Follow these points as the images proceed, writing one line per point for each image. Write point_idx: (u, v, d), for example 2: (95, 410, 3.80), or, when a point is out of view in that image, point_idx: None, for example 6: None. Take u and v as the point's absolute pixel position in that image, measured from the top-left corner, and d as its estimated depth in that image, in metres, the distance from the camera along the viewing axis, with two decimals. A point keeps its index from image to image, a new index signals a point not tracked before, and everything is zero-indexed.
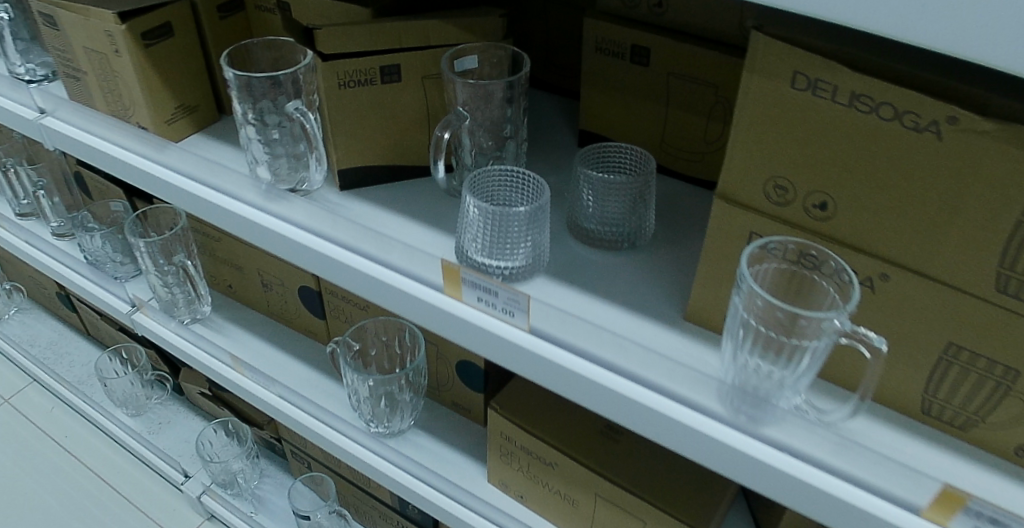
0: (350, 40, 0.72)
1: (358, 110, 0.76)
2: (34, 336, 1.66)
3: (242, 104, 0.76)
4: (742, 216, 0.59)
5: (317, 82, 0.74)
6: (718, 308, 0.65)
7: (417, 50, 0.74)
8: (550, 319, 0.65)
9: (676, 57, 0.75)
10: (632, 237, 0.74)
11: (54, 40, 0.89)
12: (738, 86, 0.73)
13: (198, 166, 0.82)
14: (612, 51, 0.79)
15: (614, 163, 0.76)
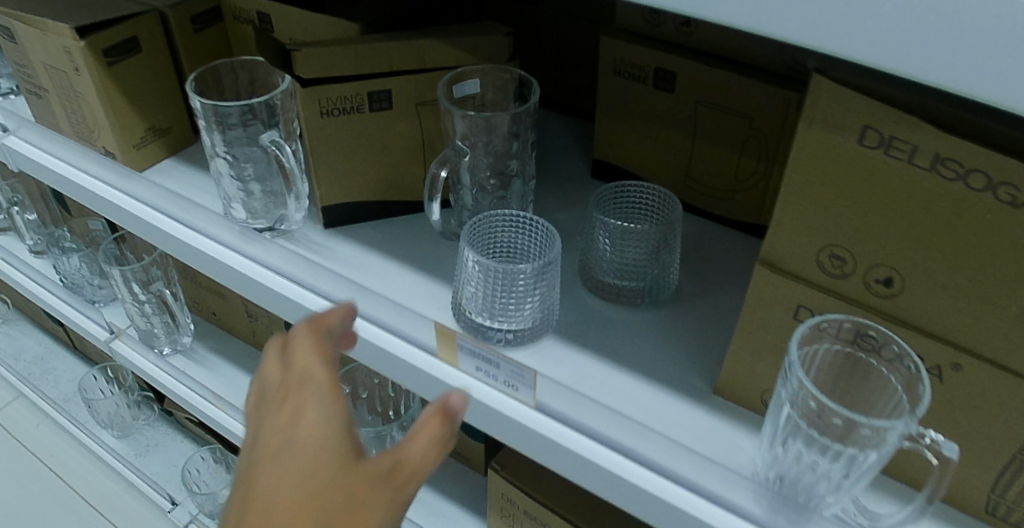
0: (332, 65, 0.62)
1: (344, 140, 0.67)
2: (17, 349, 1.58)
3: (209, 134, 0.67)
4: (786, 287, 0.50)
5: (298, 108, 0.65)
6: (752, 383, 0.56)
7: (410, 73, 0.65)
8: (558, 395, 0.56)
9: (707, 84, 0.66)
10: (653, 291, 0.65)
11: (12, 53, 0.81)
12: (777, 119, 0.64)
13: (167, 198, 0.73)
14: (633, 74, 0.69)
15: (632, 204, 0.67)
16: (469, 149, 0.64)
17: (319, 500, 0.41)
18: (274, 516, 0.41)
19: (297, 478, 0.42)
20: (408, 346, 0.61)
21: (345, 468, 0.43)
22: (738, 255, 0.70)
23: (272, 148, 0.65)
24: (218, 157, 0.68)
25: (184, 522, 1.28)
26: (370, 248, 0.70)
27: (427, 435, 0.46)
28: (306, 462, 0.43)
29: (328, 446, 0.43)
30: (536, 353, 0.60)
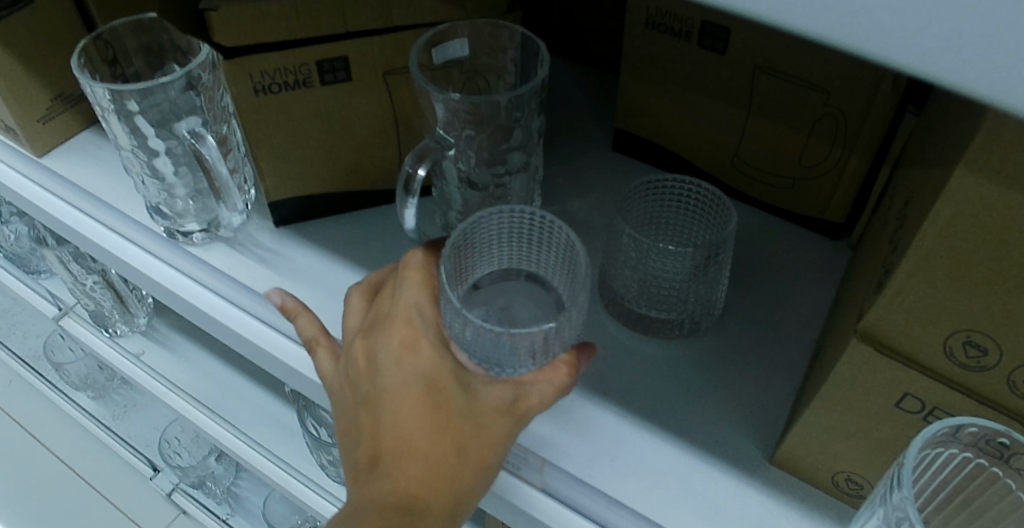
0: (264, 26, 0.45)
1: (290, 124, 0.51)
2: None
3: (113, 123, 0.52)
4: (890, 369, 0.36)
5: (226, 84, 0.49)
6: (823, 464, 0.43)
7: (373, 33, 0.48)
8: (575, 478, 0.45)
9: (770, 44, 0.47)
10: (693, 322, 0.50)
11: None
12: (867, 99, 0.46)
13: (91, 199, 0.63)
14: (670, 26, 0.51)
15: (667, 201, 0.51)
16: (457, 138, 0.48)
17: (453, 433, 0.39)
18: (410, 445, 0.38)
19: (428, 413, 0.39)
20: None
21: (476, 394, 0.40)
22: (801, 260, 0.54)
23: (188, 141, 0.51)
24: (127, 149, 0.54)
25: (167, 490, 1.24)
26: (332, 255, 0.56)
27: (563, 366, 0.41)
28: (433, 396, 0.39)
29: (451, 382, 0.40)
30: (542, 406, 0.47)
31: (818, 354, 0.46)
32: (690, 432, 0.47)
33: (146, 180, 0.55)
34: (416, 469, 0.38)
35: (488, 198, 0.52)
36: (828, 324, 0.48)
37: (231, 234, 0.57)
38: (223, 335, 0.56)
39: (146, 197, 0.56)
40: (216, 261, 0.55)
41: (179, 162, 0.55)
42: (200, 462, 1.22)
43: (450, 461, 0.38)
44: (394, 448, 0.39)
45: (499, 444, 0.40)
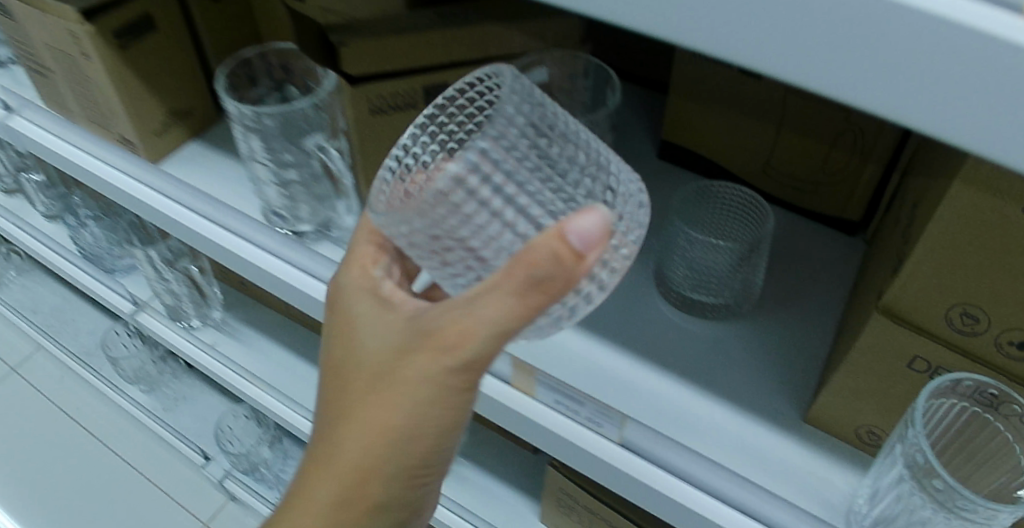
0: (382, 59, 0.54)
1: (396, 139, 0.61)
2: (36, 301, 1.58)
3: (250, 138, 0.63)
4: (903, 335, 0.46)
5: (346, 106, 0.58)
6: (850, 419, 0.52)
7: (467, 64, 0.56)
8: (648, 434, 0.53)
9: None
10: (733, 306, 0.60)
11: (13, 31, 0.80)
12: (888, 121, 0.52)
13: (204, 201, 0.72)
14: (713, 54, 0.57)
15: (716, 202, 0.61)
16: None
17: (362, 378, 0.43)
18: (333, 400, 0.44)
19: (343, 366, 0.44)
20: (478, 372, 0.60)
21: (387, 334, 0.42)
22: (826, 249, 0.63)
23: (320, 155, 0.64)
24: (258, 161, 0.65)
25: (219, 477, 1.33)
26: None
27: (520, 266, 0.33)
28: (347, 349, 0.44)
29: (364, 331, 0.43)
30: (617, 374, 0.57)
31: (842, 329, 0.55)
32: (735, 394, 0.56)
33: (270, 187, 0.66)
34: (337, 419, 0.44)
35: None
36: (847, 305, 0.57)
37: (339, 233, 0.67)
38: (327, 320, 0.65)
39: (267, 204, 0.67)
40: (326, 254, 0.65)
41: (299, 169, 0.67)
42: (251, 449, 1.32)
43: (362, 407, 0.43)
44: (327, 404, 0.45)
45: (424, 380, 0.40)
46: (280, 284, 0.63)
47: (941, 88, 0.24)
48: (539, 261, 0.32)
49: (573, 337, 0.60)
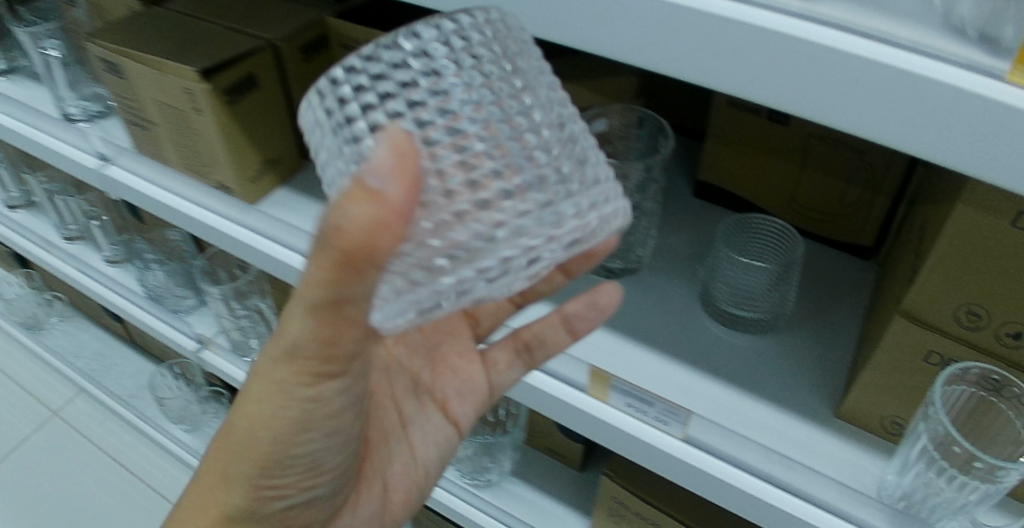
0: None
1: None
2: (79, 347, 1.51)
3: None
4: (919, 333, 0.55)
5: None
6: (876, 411, 0.61)
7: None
8: (709, 429, 0.62)
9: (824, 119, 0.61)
10: (771, 320, 0.68)
11: (115, 85, 0.86)
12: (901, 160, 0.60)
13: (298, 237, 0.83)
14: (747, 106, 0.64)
15: (757, 234, 0.70)
16: None
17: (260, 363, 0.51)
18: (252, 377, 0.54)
19: None
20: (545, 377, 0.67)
21: None
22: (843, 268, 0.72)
23: None
24: None
25: None
26: None
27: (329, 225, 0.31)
28: None
29: None
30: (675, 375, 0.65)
31: (865, 335, 0.64)
32: (778, 394, 0.64)
33: None
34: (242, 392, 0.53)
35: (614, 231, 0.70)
36: (867, 315, 0.65)
37: None
38: None
39: None
40: None
41: None
42: None
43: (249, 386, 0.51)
44: None
45: (279, 369, 0.47)
46: None
47: (956, 133, 0.33)
48: (342, 226, 0.30)
49: (625, 347, 0.67)
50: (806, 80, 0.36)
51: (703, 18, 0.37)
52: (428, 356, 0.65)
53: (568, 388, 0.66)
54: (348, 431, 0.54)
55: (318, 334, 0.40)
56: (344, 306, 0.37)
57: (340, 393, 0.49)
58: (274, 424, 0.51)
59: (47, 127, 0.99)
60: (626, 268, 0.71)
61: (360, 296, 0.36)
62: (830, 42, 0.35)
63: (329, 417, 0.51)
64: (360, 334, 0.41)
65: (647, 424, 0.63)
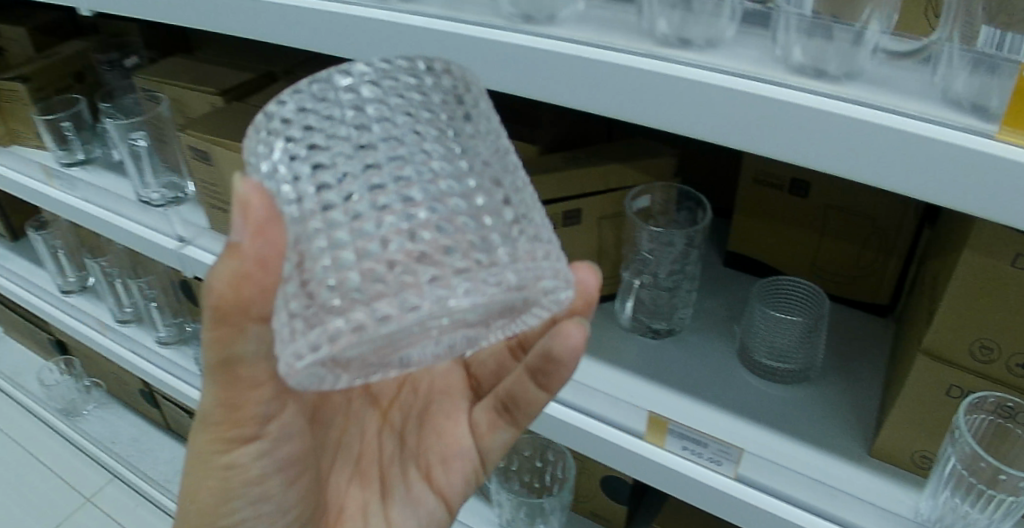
0: (542, 188, 0.66)
1: None
2: (115, 433, 1.46)
3: None
4: (939, 370, 0.62)
5: None
6: (907, 447, 0.66)
7: (597, 192, 0.68)
8: (761, 469, 0.64)
9: (839, 193, 0.68)
10: (795, 374, 0.71)
11: (205, 172, 0.83)
12: (909, 226, 0.66)
13: None
14: (770, 183, 0.71)
15: (786, 294, 0.73)
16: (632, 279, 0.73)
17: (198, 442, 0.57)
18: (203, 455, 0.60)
19: None
20: (599, 423, 0.68)
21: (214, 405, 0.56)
22: (868, 326, 0.76)
23: None
24: None
25: None
26: None
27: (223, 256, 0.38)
28: None
29: None
30: (723, 417, 0.67)
31: (893, 381, 0.68)
32: (818, 438, 0.67)
33: None
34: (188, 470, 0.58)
35: (661, 295, 0.73)
36: (891, 364, 0.70)
37: None
38: None
39: None
40: None
41: None
42: None
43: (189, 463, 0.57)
44: None
45: (204, 435, 0.53)
46: None
47: (959, 186, 0.41)
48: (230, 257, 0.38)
49: (666, 395, 0.68)
50: (840, 142, 0.44)
51: (755, 99, 0.46)
52: (419, 418, 0.62)
53: (623, 434, 0.67)
54: (276, 498, 0.57)
55: (222, 397, 0.49)
56: (235, 366, 0.46)
57: (254, 460, 0.54)
58: (205, 489, 0.56)
59: (135, 214, 0.90)
60: (669, 329, 0.73)
61: (253, 356, 0.45)
62: (853, 114, 0.43)
63: (253, 484, 0.55)
64: (270, 393, 0.50)
65: (700, 466, 0.65)
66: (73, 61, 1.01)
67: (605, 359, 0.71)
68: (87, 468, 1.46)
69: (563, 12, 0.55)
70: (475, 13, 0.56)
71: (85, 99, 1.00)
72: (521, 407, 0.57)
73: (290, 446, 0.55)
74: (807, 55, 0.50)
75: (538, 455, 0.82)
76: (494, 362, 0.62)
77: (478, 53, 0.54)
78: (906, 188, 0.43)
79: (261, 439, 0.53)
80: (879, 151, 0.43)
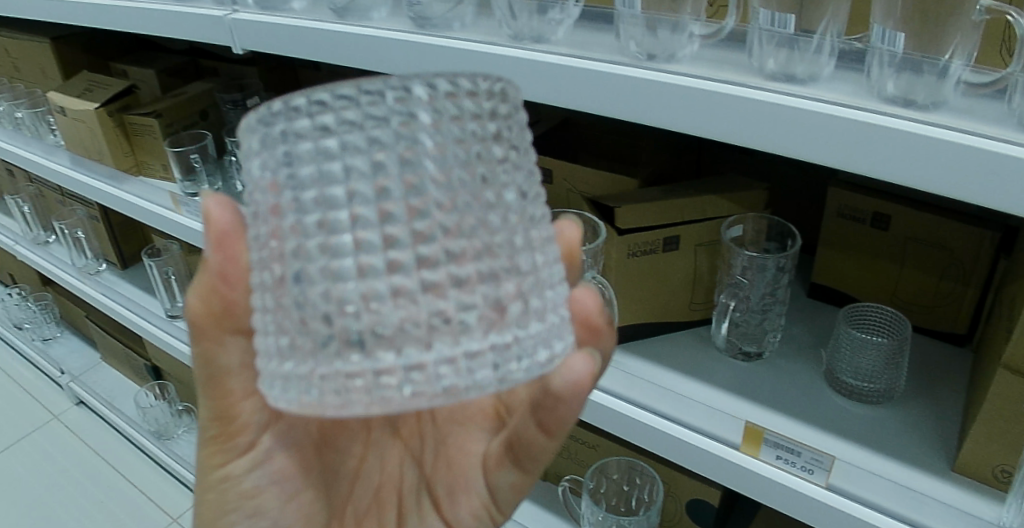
0: (645, 214, 0.70)
1: (640, 278, 0.74)
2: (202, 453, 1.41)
3: None
4: (1017, 386, 0.58)
5: (607, 252, 0.72)
6: (989, 461, 0.62)
7: (695, 220, 0.73)
8: (852, 478, 0.65)
9: (918, 225, 0.73)
10: (882, 397, 0.72)
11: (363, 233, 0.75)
12: (984, 255, 0.71)
13: None
14: (853, 216, 0.77)
15: (871, 323, 0.76)
16: (723, 300, 0.77)
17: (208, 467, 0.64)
18: None
19: None
20: (695, 433, 0.69)
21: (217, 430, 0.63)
22: (949, 353, 0.78)
23: None
24: None
25: None
26: (637, 354, 0.77)
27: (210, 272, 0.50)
28: None
29: None
30: (814, 430, 0.69)
31: (972, 398, 0.69)
32: (903, 453, 0.67)
33: None
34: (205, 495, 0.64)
35: (756, 317, 0.77)
36: (971, 387, 0.71)
37: None
38: None
39: None
40: None
41: None
42: None
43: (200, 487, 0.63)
44: None
45: (206, 448, 0.59)
46: None
47: None
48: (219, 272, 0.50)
49: (758, 412, 0.71)
50: (937, 162, 0.49)
51: (851, 124, 0.52)
52: (437, 447, 0.62)
53: (717, 443, 0.69)
54: (273, 516, 0.59)
55: (214, 410, 0.57)
56: (223, 379, 0.55)
57: (246, 472, 0.59)
58: (206, 504, 0.61)
59: None
60: (759, 352, 0.76)
61: (238, 369, 0.55)
62: (951, 139, 0.49)
63: (246, 498, 0.59)
64: (257, 405, 0.57)
65: (792, 473, 0.66)
66: (198, 100, 1.03)
67: (700, 378, 0.75)
68: (177, 492, 1.43)
69: (682, 52, 0.61)
70: (602, 53, 0.62)
71: (211, 133, 1.00)
72: (526, 448, 0.53)
73: (283, 459, 0.59)
74: (899, 87, 0.55)
75: (627, 478, 0.86)
76: (519, 397, 0.61)
77: (607, 85, 0.60)
78: (1009, 202, 0.48)
79: (253, 450, 0.59)
80: (980, 164, 0.48)
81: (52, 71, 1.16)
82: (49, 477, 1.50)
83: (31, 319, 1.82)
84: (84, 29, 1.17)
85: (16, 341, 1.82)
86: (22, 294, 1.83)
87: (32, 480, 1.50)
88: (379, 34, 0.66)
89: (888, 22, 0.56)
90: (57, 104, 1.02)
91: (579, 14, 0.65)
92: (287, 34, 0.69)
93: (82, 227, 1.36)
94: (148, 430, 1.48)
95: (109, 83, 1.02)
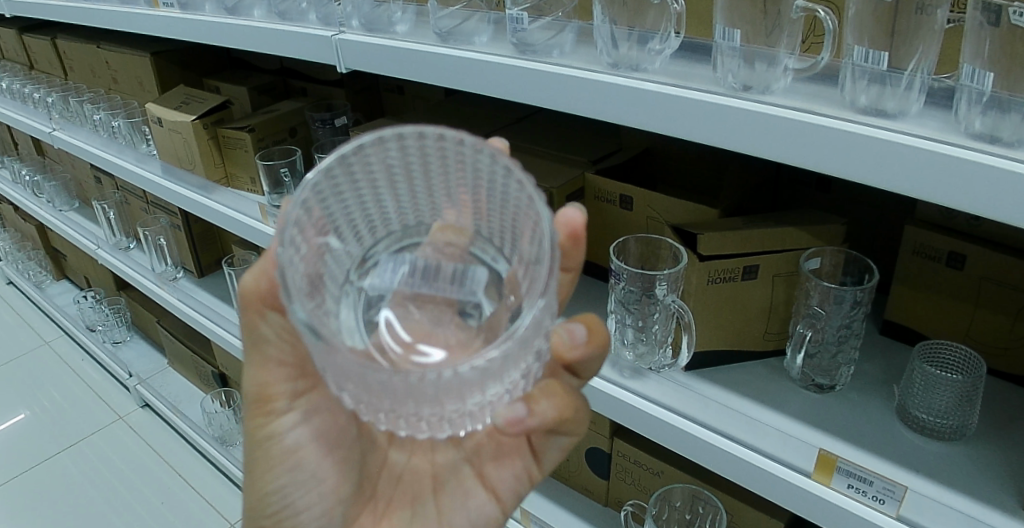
0: (726, 242, 0.73)
1: (719, 304, 0.76)
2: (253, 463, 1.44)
3: (626, 315, 0.81)
4: None
5: (691, 278, 0.75)
6: None
7: (775, 251, 0.75)
8: (925, 511, 0.64)
9: (994, 266, 0.74)
10: (951, 435, 0.71)
11: None
12: None
13: None
14: (927, 254, 0.78)
15: (943, 363, 0.77)
16: (798, 330, 0.78)
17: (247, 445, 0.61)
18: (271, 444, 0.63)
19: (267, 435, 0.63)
20: (769, 459, 0.69)
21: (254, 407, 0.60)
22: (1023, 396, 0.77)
23: (668, 362, 0.80)
24: (625, 324, 0.81)
25: None
26: (716, 382, 0.79)
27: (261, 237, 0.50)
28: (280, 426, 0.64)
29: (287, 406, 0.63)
30: (886, 464, 0.68)
31: None
32: (979, 492, 0.66)
33: (628, 330, 0.81)
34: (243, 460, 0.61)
35: (831, 348, 0.77)
36: None
37: (659, 370, 0.79)
38: (639, 428, 0.77)
39: (656, 363, 0.80)
40: (651, 390, 0.77)
41: (660, 320, 0.79)
42: None
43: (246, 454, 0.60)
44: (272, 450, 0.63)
45: (253, 413, 0.57)
46: (609, 399, 0.78)
47: None
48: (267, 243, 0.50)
49: (831, 443, 0.71)
50: None
51: (946, 156, 0.52)
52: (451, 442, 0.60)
53: (788, 471, 0.68)
54: (314, 472, 0.58)
55: (261, 374, 0.56)
56: (269, 342, 0.54)
57: (289, 429, 0.57)
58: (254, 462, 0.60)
59: None
60: (832, 384, 0.77)
61: (281, 337, 0.55)
62: None
63: (288, 454, 0.58)
64: (288, 373, 0.56)
65: (862, 503, 0.65)
66: (288, 117, 1.08)
67: (772, 405, 0.76)
68: (234, 500, 1.46)
69: (776, 84, 0.63)
70: (700, 83, 0.64)
71: (299, 151, 1.05)
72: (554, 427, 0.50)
73: (322, 420, 0.58)
74: (987, 124, 0.55)
75: (696, 500, 0.86)
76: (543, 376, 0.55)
77: (700, 112, 0.61)
78: None
79: (294, 410, 0.57)
80: None
81: (150, 85, 1.23)
82: (111, 478, 1.56)
83: (103, 322, 1.87)
84: (183, 45, 1.24)
85: (89, 343, 1.88)
86: (97, 298, 1.89)
87: (93, 481, 1.55)
88: (487, 56, 0.69)
89: (977, 61, 0.57)
90: (154, 114, 1.09)
91: (677, 45, 0.68)
92: (398, 55, 0.73)
93: (164, 234, 1.41)
94: (210, 435, 1.52)
95: (206, 98, 1.10)
